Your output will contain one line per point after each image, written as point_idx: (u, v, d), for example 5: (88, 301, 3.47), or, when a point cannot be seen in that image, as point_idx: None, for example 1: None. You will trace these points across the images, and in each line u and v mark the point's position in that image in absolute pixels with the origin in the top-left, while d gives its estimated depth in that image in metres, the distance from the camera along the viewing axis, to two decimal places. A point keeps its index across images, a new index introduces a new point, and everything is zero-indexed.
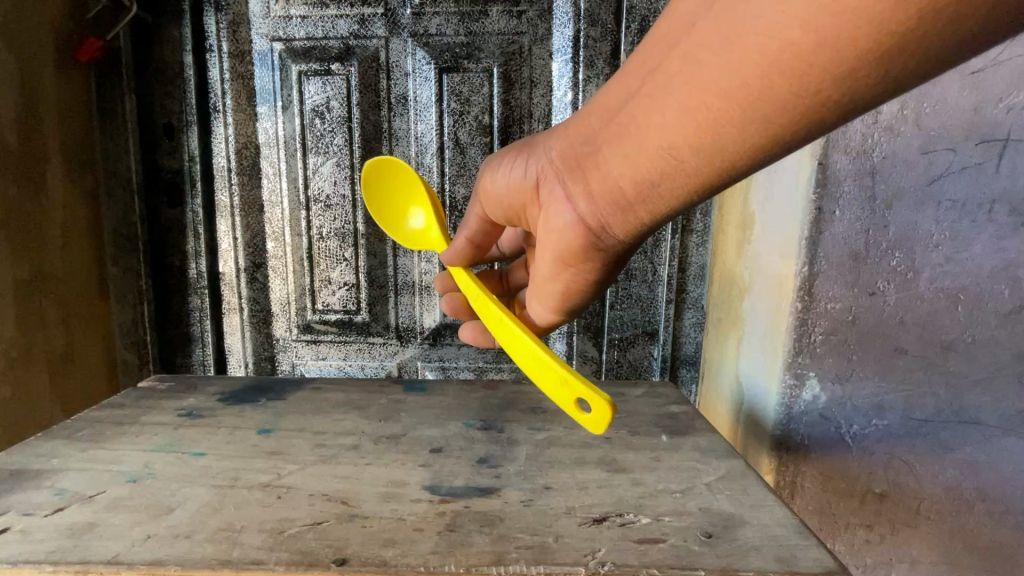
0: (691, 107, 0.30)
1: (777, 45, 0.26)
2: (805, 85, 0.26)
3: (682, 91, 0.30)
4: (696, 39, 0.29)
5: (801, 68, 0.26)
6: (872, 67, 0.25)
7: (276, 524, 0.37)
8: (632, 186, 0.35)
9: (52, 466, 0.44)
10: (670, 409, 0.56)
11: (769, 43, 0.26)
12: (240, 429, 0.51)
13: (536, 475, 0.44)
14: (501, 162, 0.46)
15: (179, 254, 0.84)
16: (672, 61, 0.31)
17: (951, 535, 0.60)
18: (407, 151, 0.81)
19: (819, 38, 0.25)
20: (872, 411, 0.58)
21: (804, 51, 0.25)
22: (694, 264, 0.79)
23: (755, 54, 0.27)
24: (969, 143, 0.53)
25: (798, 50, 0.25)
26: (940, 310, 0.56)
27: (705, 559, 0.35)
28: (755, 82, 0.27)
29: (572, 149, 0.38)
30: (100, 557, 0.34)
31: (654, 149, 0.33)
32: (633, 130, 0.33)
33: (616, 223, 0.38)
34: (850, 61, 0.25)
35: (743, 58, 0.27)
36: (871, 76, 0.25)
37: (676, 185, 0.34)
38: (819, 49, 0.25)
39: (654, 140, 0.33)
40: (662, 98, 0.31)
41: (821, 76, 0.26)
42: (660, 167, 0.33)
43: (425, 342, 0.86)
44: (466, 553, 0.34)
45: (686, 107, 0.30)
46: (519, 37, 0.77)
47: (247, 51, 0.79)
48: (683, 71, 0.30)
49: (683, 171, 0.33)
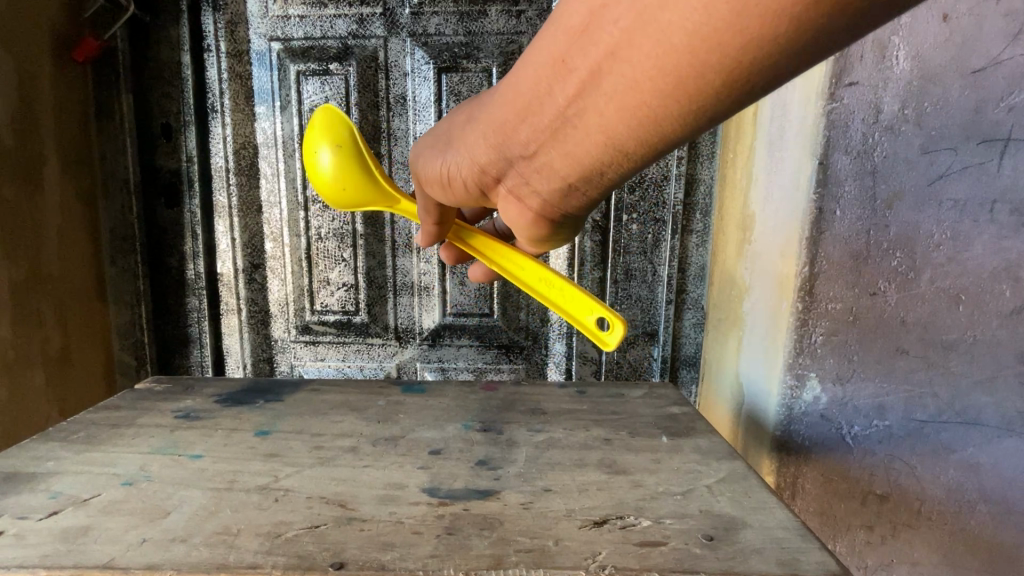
0: (629, 108, 0.27)
1: (715, 38, 0.22)
2: (752, 72, 0.23)
3: (611, 97, 0.27)
4: (619, 32, 0.24)
5: (746, 56, 0.22)
6: (822, 44, 0.22)
7: (273, 527, 0.36)
8: (579, 184, 0.33)
9: (48, 469, 0.44)
10: (670, 410, 0.56)
11: (701, 39, 0.23)
12: (238, 431, 0.50)
13: (536, 477, 0.43)
14: (426, 159, 0.41)
15: (177, 254, 0.84)
16: (593, 57, 0.26)
17: (953, 536, 0.60)
18: (406, 151, 0.80)
19: (764, 31, 0.21)
20: (874, 412, 0.58)
21: (748, 39, 0.22)
22: (694, 265, 0.79)
23: (686, 55, 0.23)
24: (971, 143, 0.53)
25: (741, 40, 0.22)
26: (942, 310, 0.56)
27: (707, 562, 0.34)
28: (694, 78, 0.24)
29: (495, 158, 0.34)
30: (95, 561, 0.33)
31: (595, 151, 0.30)
32: (567, 136, 0.30)
33: (569, 215, 0.36)
34: (802, 42, 0.22)
35: (676, 56, 0.24)
36: (817, 56, 0.23)
37: (620, 179, 0.32)
38: (765, 41, 0.22)
39: (593, 143, 0.29)
40: (594, 100, 0.27)
41: (768, 62, 0.23)
42: (605, 166, 0.31)
43: (424, 343, 0.85)
44: (465, 557, 0.34)
45: (623, 108, 0.27)
46: (518, 36, 0.77)
47: (245, 50, 0.79)
48: (611, 71, 0.26)
49: (631, 164, 0.30)
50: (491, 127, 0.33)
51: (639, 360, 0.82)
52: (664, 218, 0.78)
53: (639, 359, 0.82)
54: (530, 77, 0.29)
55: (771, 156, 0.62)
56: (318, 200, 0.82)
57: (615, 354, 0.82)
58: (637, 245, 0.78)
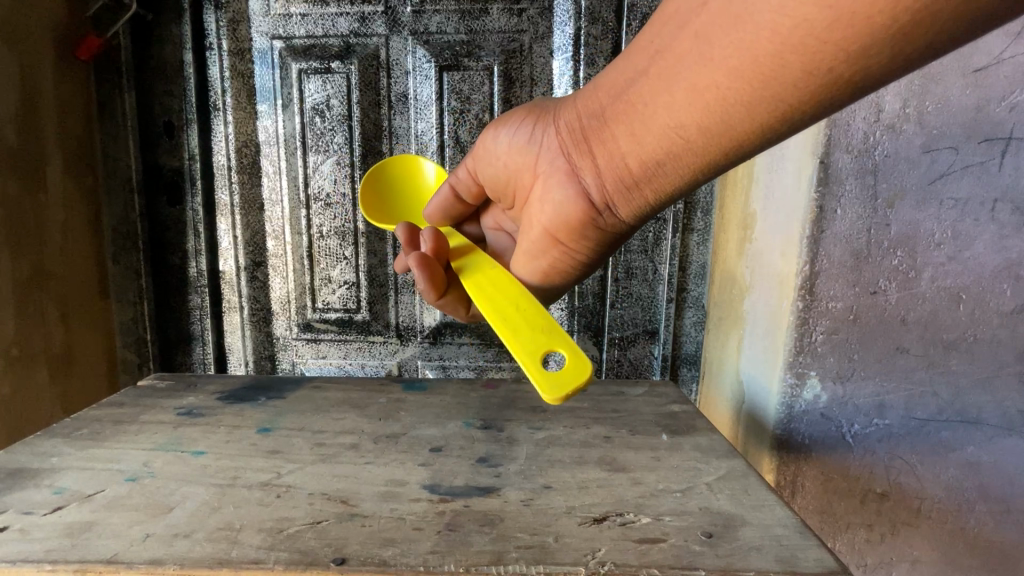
0: (700, 88, 0.33)
1: (790, 25, 0.28)
2: (817, 63, 0.28)
3: (686, 77, 0.33)
4: (707, 19, 0.31)
5: (814, 45, 0.28)
6: (880, 50, 0.27)
7: (275, 523, 0.37)
8: (638, 163, 0.39)
9: (52, 465, 0.44)
10: (670, 409, 0.56)
11: (778, 28, 0.28)
12: (240, 428, 0.51)
13: (536, 475, 0.44)
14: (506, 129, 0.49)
15: (179, 252, 0.84)
16: (682, 40, 0.33)
17: (953, 535, 0.60)
18: (408, 149, 0.80)
19: (828, 19, 0.27)
20: (874, 411, 0.58)
21: (818, 29, 0.27)
22: (694, 263, 0.79)
23: (758, 36, 0.29)
24: (972, 142, 0.52)
25: (812, 28, 0.27)
26: (942, 309, 0.56)
27: (706, 559, 0.34)
28: (766, 61, 0.29)
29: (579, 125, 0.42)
30: (99, 556, 0.33)
31: (663, 127, 0.36)
32: (641, 110, 0.36)
33: (619, 203, 0.42)
34: (861, 43, 0.27)
35: (752, 43, 0.29)
36: (875, 64, 0.27)
37: (678, 164, 0.38)
38: (828, 27, 0.27)
39: (664, 119, 0.35)
40: (671, 79, 0.34)
41: (832, 55, 0.28)
42: (668, 144, 0.37)
43: (426, 341, 0.85)
44: (466, 553, 0.34)
45: (695, 88, 0.33)
46: (520, 35, 0.77)
47: (247, 49, 0.79)
48: (694, 51, 0.32)
49: (690, 149, 0.36)
50: (586, 99, 0.41)
51: (639, 359, 0.82)
52: (665, 217, 0.78)
53: (639, 358, 0.82)
54: (630, 57, 0.37)
55: (772, 154, 0.62)
56: (320, 198, 0.82)
57: (615, 353, 0.82)
58: (637, 244, 0.78)
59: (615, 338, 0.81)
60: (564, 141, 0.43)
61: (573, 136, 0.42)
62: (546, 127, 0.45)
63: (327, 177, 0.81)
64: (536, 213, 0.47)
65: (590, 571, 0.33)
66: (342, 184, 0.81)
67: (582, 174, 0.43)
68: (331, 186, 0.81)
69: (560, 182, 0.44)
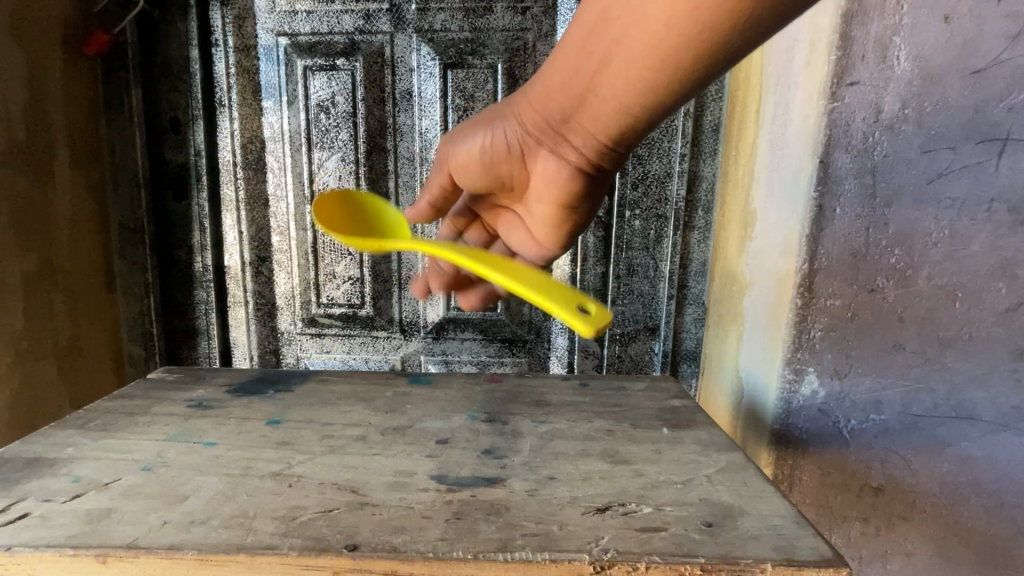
0: (654, 57, 0.35)
1: None
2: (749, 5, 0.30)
3: (636, 52, 0.35)
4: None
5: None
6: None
7: (288, 511, 0.38)
8: (613, 135, 0.43)
9: (68, 454, 0.45)
10: (671, 403, 0.57)
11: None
12: (250, 420, 0.52)
13: (540, 466, 0.45)
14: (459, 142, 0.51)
15: (185, 247, 0.85)
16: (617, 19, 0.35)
17: (947, 528, 0.61)
18: (412, 146, 0.81)
19: None
20: (870, 406, 0.59)
21: None
22: (695, 261, 0.80)
23: (695, 0, 0.31)
24: (970, 142, 0.53)
25: None
26: (939, 307, 0.57)
27: (706, 547, 0.36)
28: (707, 21, 0.32)
29: (542, 123, 0.45)
30: (119, 541, 0.35)
31: (632, 99, 0.39)
32: (603, 90, 0.39)
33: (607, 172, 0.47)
34: None
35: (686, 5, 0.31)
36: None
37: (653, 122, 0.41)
38: None
39: (630, 93, 0.38)
40: (623, 57, 0.36)
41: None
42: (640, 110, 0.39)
43: (429, 336, 0.86)
44: (473, 540, 0.35)
45: (649, 59, 0.35)
46: (524, 33, 0.78)
47: (252, 45, 0.80)
48: (634, 27, 0.34)
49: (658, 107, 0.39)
50: (540, 95, 0.43)
51: (640, 355, 0.83)
52: (667, 214, 0.79)
53: (640, 354, 0.83)
54: (568, 56, 0.39)
55: (773, 154, 0.63)
56: None
57: (616, 349, 0.83)
58: (639, 241, 0.80)
59: (617, 334, 0.82)
60: (532, 140, 0.47)
61: (542, 134, 0.46)
62: (504, 126, 0.48)
63: (332, 173, 0.82)
64: (535, 199, 0.52)
65: (594, 558, 0.34)
66: (347, 181, 0.82)
67: (564, 156, 0.47)
68: (336, 182, 0.82)
69: (545, 170, 0.49)
